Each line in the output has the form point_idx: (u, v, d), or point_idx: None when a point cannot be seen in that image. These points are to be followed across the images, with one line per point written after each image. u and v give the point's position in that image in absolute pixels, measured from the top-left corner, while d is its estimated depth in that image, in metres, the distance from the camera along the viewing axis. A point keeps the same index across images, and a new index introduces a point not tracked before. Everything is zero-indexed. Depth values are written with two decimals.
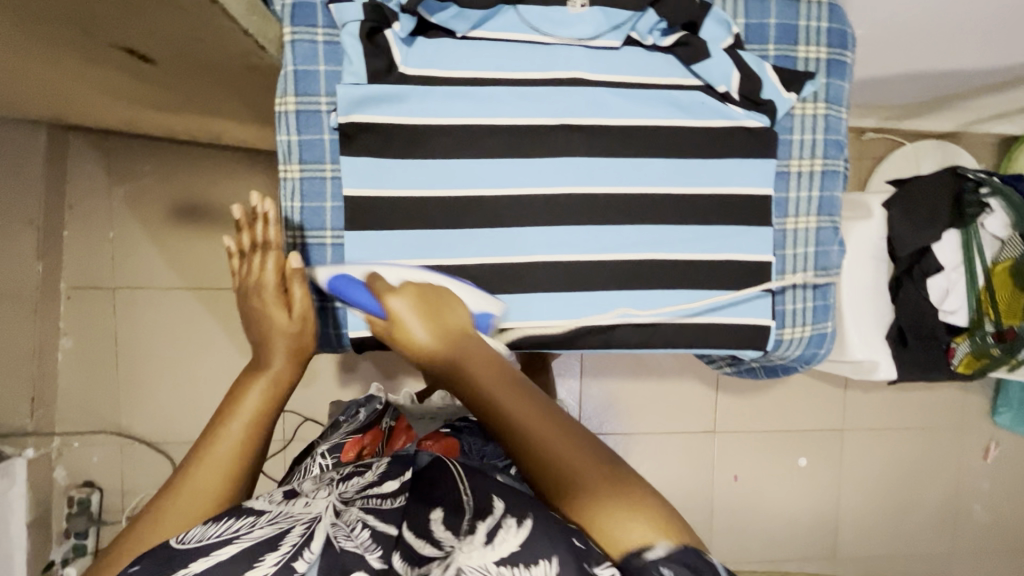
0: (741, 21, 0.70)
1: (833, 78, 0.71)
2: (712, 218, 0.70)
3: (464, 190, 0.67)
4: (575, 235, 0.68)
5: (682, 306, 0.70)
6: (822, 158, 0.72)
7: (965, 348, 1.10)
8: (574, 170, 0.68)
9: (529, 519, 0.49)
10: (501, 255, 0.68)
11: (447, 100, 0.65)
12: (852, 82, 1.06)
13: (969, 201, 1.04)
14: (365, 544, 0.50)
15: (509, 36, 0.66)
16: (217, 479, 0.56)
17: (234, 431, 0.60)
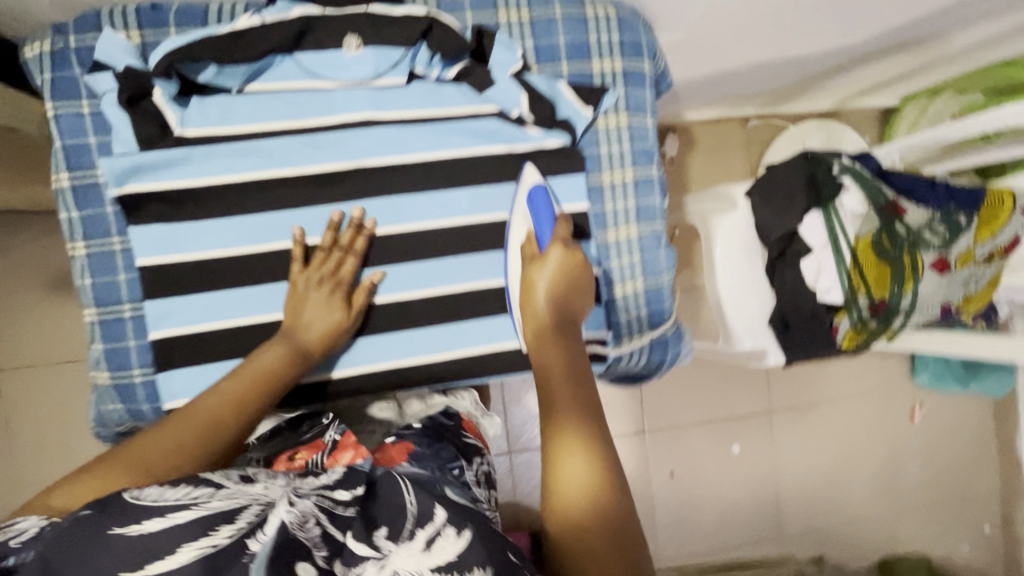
0: (530, 42, 0.70)
1: (632, 88, 0.72)
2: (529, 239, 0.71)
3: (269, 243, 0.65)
4: (393, 276, 0.69)
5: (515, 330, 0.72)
6: (633, 167, 0.73)
7: (845, 324, 1.11)
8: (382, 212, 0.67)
9: (468, 529, 0.48)
10: None
11: (234, 155, 0.64)
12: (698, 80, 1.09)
13: (824, 182, 1.06)
14: (313, 539, 0.46)
15: (290, 85, 0.65)
16: (204, 416, 0.57)
17: (244, 383, 0.61)
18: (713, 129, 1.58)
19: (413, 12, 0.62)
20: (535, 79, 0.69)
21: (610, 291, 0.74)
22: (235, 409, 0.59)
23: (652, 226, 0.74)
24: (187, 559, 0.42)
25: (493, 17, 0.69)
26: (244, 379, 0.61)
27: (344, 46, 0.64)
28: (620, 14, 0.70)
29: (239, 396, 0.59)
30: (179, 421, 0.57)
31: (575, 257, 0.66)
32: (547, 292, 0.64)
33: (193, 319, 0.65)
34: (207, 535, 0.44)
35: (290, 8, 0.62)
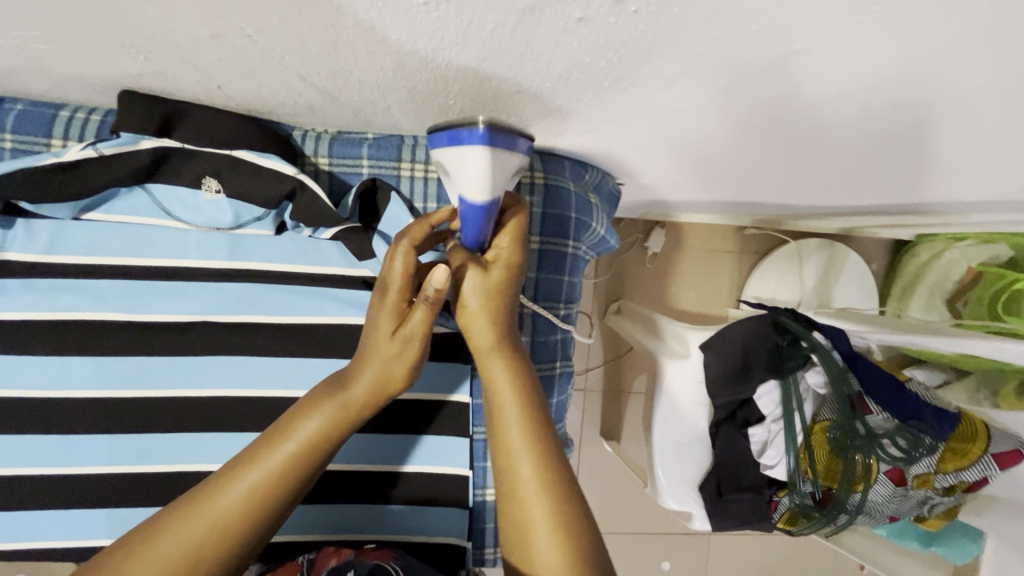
0: (434, 205, 0.64)
1: (545, 270, 0.68)
2: (386, 426, 0.71)
3: (93, 390, 0.59)
4: (230, 444, 0.61)
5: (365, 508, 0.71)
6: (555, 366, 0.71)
7: (785, 505, 1.00)
8: (237, 375, 0.61)
9: None
10: (135, 466, 0.61)
11: (57, 296, 0.58)
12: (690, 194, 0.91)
13: (790, 352, 0.95)
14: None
15: (137, 219, 0.58)
16: (237, 502, 0.52)
17: (279, 453, 0.54)
18: (705, 231, 1.46)
19: (282, 170, 0.57)
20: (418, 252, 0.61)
21: (481, 492, 0.76)
22: (278, 483, 0.53)
23: None
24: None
25: (395, 170, 0.62)
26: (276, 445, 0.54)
27: (204, 188, 0.58)
28: (545, 187, 0.65)
29: (278, 468, 0.53)
30: (195, 511, 0.51)
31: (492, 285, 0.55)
32: (482, 320, 0.56)
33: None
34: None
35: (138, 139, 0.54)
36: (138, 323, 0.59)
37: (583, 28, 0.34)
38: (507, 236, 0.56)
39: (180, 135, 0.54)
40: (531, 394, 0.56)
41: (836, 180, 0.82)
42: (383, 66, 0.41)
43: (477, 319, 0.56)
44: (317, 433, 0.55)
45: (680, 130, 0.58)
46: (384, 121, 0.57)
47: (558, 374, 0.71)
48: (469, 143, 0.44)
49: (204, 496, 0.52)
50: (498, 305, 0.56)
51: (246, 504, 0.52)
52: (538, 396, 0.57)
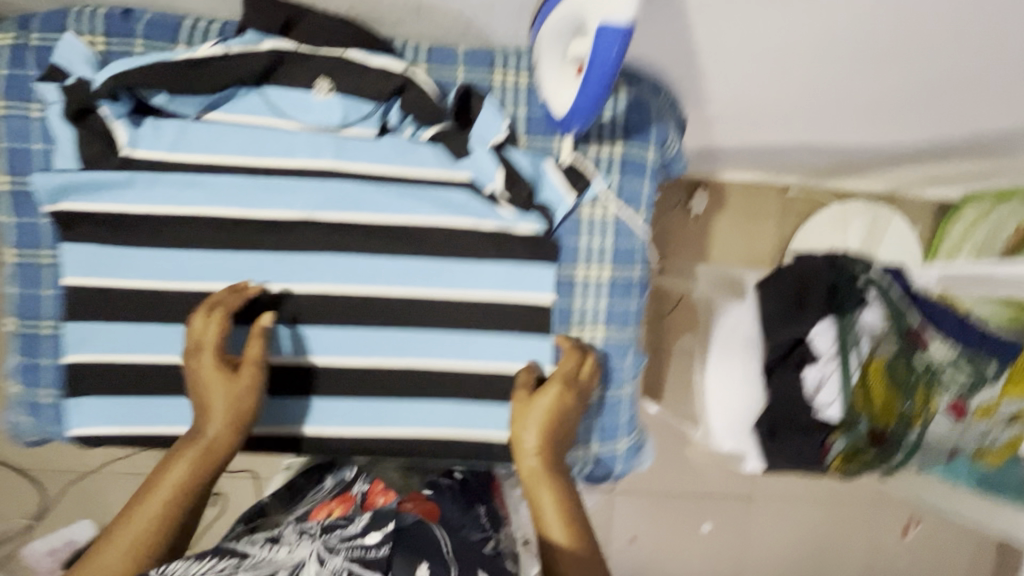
0: (522, 111, 0.72)
1: (627, 175, 0.73)
2: (490, 323, 0.73)
3: (225, 282, 0.69)
4: (340, 337, 0.72)
5: (452, 408, 0.75)
6: (636, 263, 0.76)
7: (839, 446, 1.00)
8: (355, 271, 0.71)
9: None
10: (257, 350, 0.70)
11: (183, 189, 0.67)
12: (743, 126, 0.95)
13: (847, 291, 0.95)
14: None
15: (254, 118, 0.68)
16: (135, 537, 0.62)
17: (161, 494, 0.65)
18: (748, 192, 1.47)
19: (392, 66, 0.65)
20: (513, 155, 0.71)
21: None
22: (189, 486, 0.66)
23: (619, 335, 0.76)
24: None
25: (488, 78, 0.70)
26: (161, 487, 0.65)
27: (316, 88, 0.67)
28: (631, 96, 0.71)
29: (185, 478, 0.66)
30: (104, 552, 0.61)
31: (545, 411, 0.70)
32: (533, 440, 0.69)
33: (151, 346, 0.70)
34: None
35: (261, 41, 0.64)
36: (259, 219, 0.68)
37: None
38: (555, 386, 0.70)
39: (297, 35, 0.64)
40: (569, 502, 0.68)
41: (891, 99, 0.85)
42: None
43: (529, 441, 0.70)
44: (181, 479, 0.65)
45: (752, 32, 0.62)
46: (481, 23, 0.63)
47: (640, 273, 0.77)
48: None
49: (116, 531, 0.62)
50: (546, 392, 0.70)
51: (144, 536, 0.62)
52: (574, 503, 0.68)
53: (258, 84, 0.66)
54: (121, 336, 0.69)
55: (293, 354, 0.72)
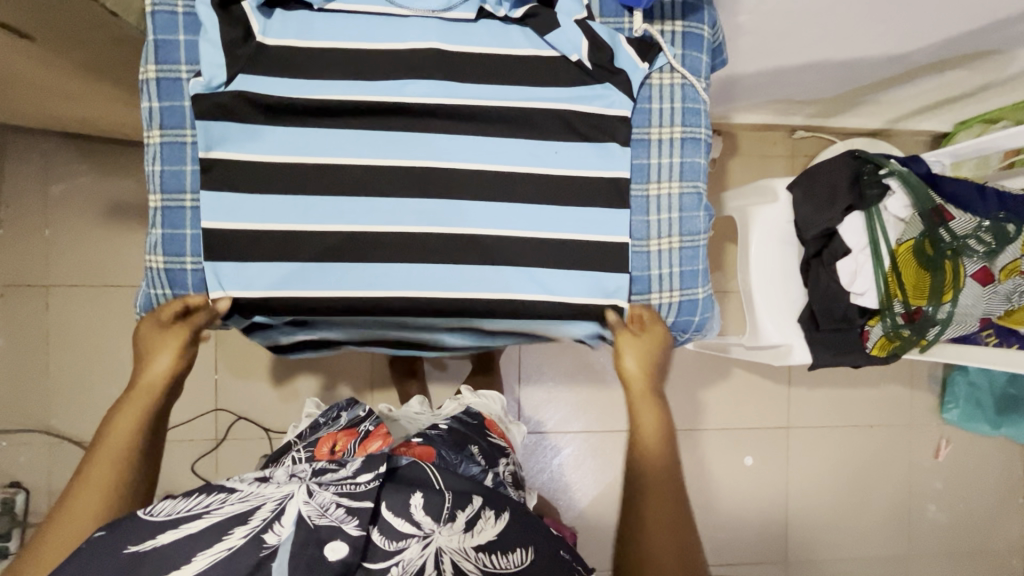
0: None
1: (689, 49, 0.74)
2: (551, 196, 0.71)
3: (316, 155, 0.68)
4: (423, 205, 0.69)
5: (529, 277, 0.71)
6: (681, 125, 0.74)
7: (878, 331, 1.09)
8: (422, 144, 0.69)
9: (504, 514, 0.67)
10: (347, 219, 0.69)
11: (297, 72, 0.67)
12: (767, 42, 1.05)
13: (869, 182, 1.05)
14: (340, 518, 0.59)
15: (367, 7, 0.69)
16: (105, 479, 0.62)
17: (116, 439, 0.65)
18: (756, 136, 1.59)
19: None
20: (595, 27, 0.71)
21: (644, 245, 0.74)
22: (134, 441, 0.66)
23: (695, 185, 0.75)
24: (205, 564, 0.54)
25: None
26: (114, 436, 0.65)
27: None
28: None
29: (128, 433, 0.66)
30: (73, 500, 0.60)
31: (646, 350, 0.74)
32: (636, 379, 0.74)
33: (241, 215, 0.68)
34: (222, 539, 0.56)
35: None
36: (347, 95, 0.68)
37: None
38: (651, 334, 0.74)
39: None
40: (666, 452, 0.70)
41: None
42: None
43: (633, 376, 0.74)
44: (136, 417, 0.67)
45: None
46: None
47: (703, 139, 0.75)
48: None
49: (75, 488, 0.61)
50: (638, 373, 0.73)
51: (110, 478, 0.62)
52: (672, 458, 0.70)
53: None
54: (221, 215, 0.68)
55: (372, 226, 0.69)
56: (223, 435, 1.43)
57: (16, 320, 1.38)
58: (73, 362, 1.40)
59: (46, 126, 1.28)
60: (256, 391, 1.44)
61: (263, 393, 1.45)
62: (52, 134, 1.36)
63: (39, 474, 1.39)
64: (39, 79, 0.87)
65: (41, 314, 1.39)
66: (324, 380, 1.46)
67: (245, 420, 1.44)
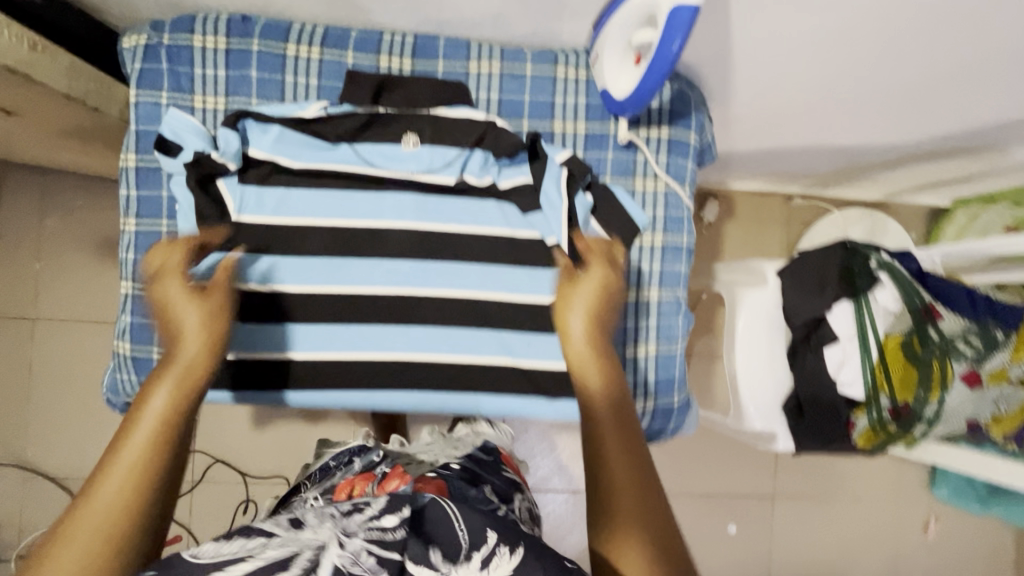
0: (582, 100, 0.73)
1: (674, 157, 0.74)
2: (538, 326, 0.72)
3: (303, 287, 0.69)
4: (398, 308, 0.70)
5: (499, 381, 0.72)
6: (662, 233, 0.74)
7: (863, 422, 1.07)
8: (398, 276, 0.70)
9: (520, 548, 0.54)
10: (325, 318, 0.70)
11: (273, 248, 0.69)
12: (763, 127, 1.04)
13: (859, 274, 1.04)
14: (372, 571, 0.49)
15: (344, 168, 0.69)
16: (108, 519, 0.47)
17: (128, 459, 0.51)
18: (755, 201, 1.58)
19: (475, 116, 0.70)
20: (577, 202, 0.70)
21: (620, 350, 0.74)
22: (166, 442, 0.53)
23: (674, 293, 0.74)
24: None
25: (552, 72, 0.73)
26: (128, 453, 0.51)
27: (404, 141, 0.70)
28: (678, 88, 0.73)
29: (156, 433, 0.53)
30: (69, 542, 0.46)
31: (604, 286, 0.63)
32: (580, 330, 0.61)
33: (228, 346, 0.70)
34: None
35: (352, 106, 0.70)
36: (332, 247, 0.69)
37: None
38: (592, 275, 0.63)
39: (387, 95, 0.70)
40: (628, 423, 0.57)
41: (909, 95, 0.93)
42: None
43: (576, 324, 0.61)
44: (168, 407, 0.54)
45: (790, 16, 0.71)
46: (553, 25, 0.69)
47: (686, 246, 0.75)
48: None
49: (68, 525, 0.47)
50: (581, 321, 0.61)
51: (125, 510, 0.48)
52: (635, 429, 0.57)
53: (349, 139, 0.69)
54: None
55: (347, 324, 0.70)
56: (199, 477, 1.42)
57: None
58: (53, 395, 1.39)
59: (43, 162, 1.28)
60: (235, 433, 1.43)
61: (242, 435, 1.43)
62: (50, 169, 1.36)
63: (10, 508, 1.37)
64: (30, 139, 0.87)
65: (25, 347, 1.38)
66: (304, 425, 1.45)
67: (222, 463, 1.43)
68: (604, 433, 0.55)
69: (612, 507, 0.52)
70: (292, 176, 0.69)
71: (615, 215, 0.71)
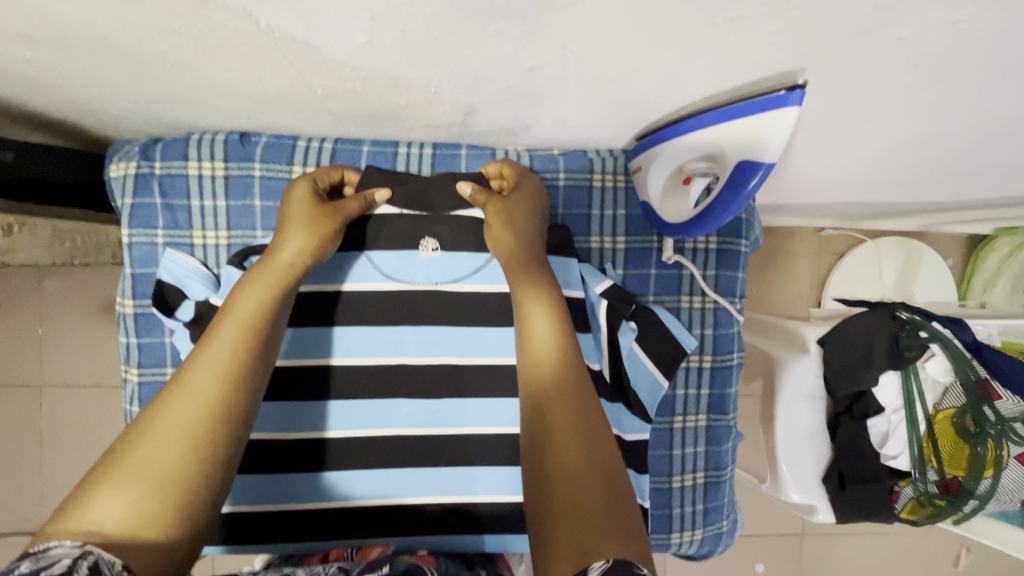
0: (621, 211, 0.67)
1: (723, 269, 0.67)
2: None
3: (324, 434, 0.67)
4: (425, 448, 0.68)
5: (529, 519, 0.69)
6: (712, 354, 0.68)
7: (908, 493, 1.02)
8: (426, 415, 0.68)
9: None
10: (353, 458, 0.67)
11: (296, 392, 0.67)
12: (809, 190, 0.96)
13: (909, 345, 0.97)
14: None
15: (369, 285, 0.68)
16: (199, 403, 0.50)
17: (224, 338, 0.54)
18: (785, 233, 1.49)
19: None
20: (621, 334, 0.63)
21: (666, 481, 0.68)
22: (224, 403, 0.51)
23: (724, 419, 0.68)
24: None
25: (587, 181, 0.66)
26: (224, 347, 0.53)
27: (422, 247, 0.68)
28: None
29: (214, 390, 0.51)
30: (145, 434, 0.47)
31: (524, 195, 0.62)
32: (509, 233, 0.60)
33: (247, 501, 0.66)
34: None
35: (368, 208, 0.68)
36: (358, 389, 0.68)
37: (896, 44, 0.38)
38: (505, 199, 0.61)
39: (402, 199, 0.67)
40: (568, 341, 0.55)
41: (969, 170, 0.85)
42: (658, 87, 0.46)
43: (503, 230, 0.60)
44: (258, 300, 0.57)
45: None
46: (595, 137, 0.62)
47: (738, 363, 0.69)
48: (784, 105, 0.42)
49: (136, 429, 0.47)
50: (508, 225, 0.60)
51: (214, 395, 0.51)
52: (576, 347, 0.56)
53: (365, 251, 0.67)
54: None
55: (377, 464, 0.67)
56: None
57: (8, 419, 1.34)
58: (66, 461, 1.35)
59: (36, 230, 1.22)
60: None
61: None
62: None
63: None
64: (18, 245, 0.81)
65: (34, 413, 1.34)
66: None
67: None
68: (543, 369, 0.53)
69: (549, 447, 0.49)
70: (302, 318, 0.68)
71: (663, 343, 0.63)
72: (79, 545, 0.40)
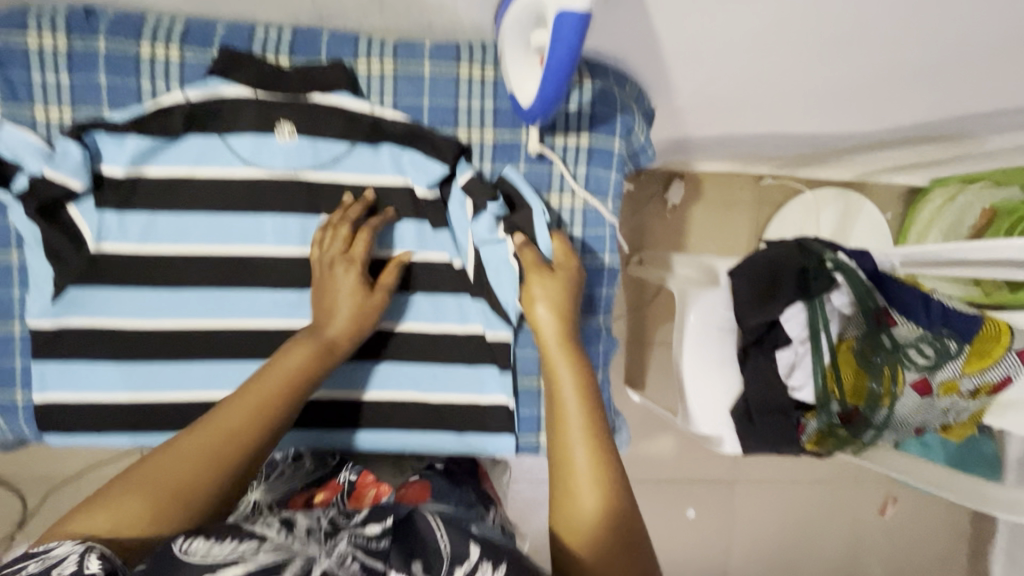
0: (490, 101, 0.73)
1: (595, 166, 0.76)
2: (427, 350, 0.78)
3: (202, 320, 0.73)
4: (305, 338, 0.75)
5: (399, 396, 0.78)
6: (580, 253, 0.77)
7: (814, 425, 1.03)
8: (285, 305, 0.74)
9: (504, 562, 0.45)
10: (230, 328, 0.73)
11: (149, 276, 0.72)
12: (715, 115, 0.96)
13: (817, 275, 0.97)
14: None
15: (222, 168, 0.72)
16: (216, 439, 0.57)
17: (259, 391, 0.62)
18: (725, 181, 1.49)
19: (357, 107, 0.72)
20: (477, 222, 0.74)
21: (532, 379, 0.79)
22: (245, 444, 0.58)
23: (593, 319, 0.78)
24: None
25: (454, 70, 0.72)
26: (254, 396, 0.61)
27: (278, 131, 0.72)
28: (594, 86, 0.73)
29: (239, 424, 0.59)
30: (167, 458, 0.55)
31: (573, 275, 0.72)
32: (554, 311, 0.69)
33: (100, 385, 0.72)
34: None
35: (218, 85, 0.70)
36: (231, 277, 0.73)
37: None
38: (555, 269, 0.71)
39: (257, 78, 0.70)
40: (590, 398, 0.65)
41: (862, 88, 0.86)
42: None
43: (548, 307, 0.69)
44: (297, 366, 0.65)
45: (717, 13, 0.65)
46: None
47: (610, 266, 0.78)
48: None
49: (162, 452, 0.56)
50: (553, 295, 0.70)
51: (230, 433, 0.58)
52: (596, 401, 0.65)
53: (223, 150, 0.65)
54: (55, 342, 0.71)
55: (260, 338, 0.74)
56: None
57: None
58: None
59: None
60: None
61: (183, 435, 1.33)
62: None
63: None
64: None
65: None
66: None
67: None
68: (570, 422, 0.63)
69: (567, 482, 0.59)
70: (155, 203, 0.71)
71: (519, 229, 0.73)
72: (80, 543, 0.45)
